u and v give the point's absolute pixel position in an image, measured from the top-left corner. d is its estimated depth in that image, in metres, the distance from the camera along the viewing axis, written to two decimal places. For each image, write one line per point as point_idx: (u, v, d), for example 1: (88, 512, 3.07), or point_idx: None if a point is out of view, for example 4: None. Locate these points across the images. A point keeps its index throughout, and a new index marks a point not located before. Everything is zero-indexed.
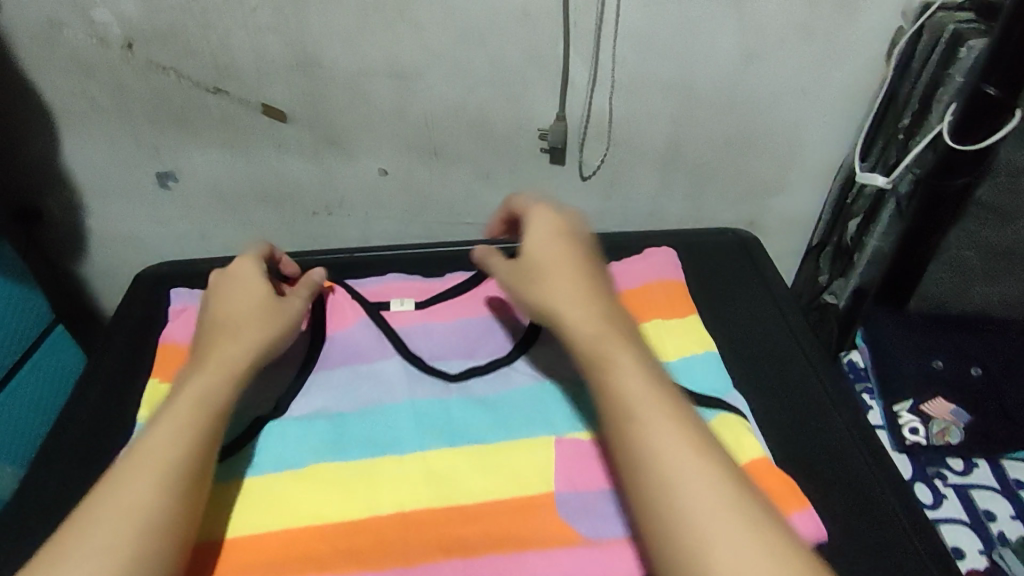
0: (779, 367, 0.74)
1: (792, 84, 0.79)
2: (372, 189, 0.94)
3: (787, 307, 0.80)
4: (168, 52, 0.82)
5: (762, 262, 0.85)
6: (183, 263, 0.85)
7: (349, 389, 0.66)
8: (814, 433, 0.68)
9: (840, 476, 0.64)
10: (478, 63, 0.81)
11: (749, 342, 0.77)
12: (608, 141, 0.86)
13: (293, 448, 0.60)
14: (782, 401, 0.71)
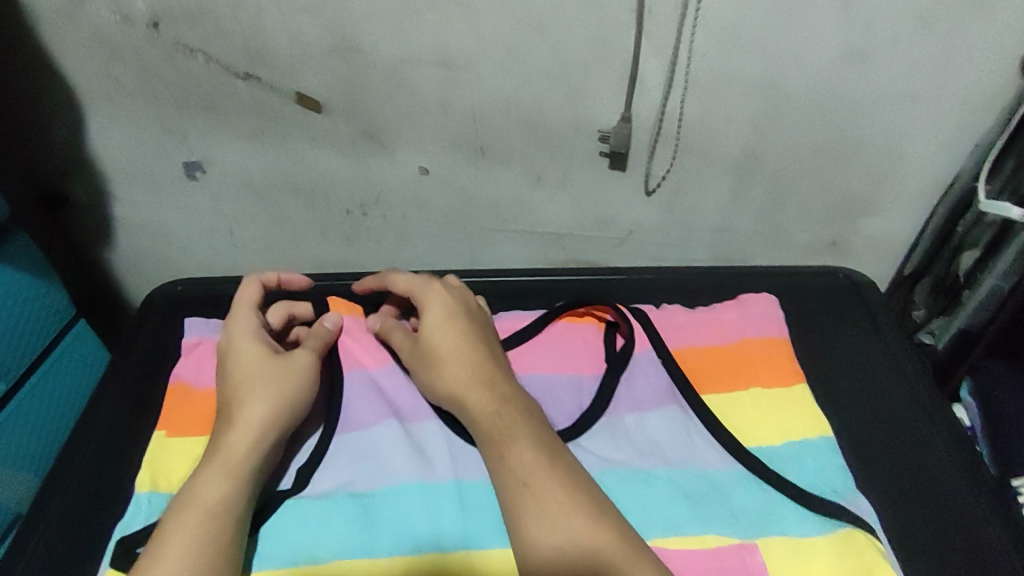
0: (887, 415, 0.68)
1: (901, 87, 0.67)
2: (412, 188, 0.87)
3: (898, 346, 0.73)
4: (196, 32, 0.75)
5: (874, 302, 0.77)
6: (204, 283, 0.81)
7: (381, 460, 0.59)
8: (930, 488, 0.62)
9: (962, 539, 0.59)
10: (535, 52, 0.71)
11: (855, 383, 0.71)
12: (677, 145, 0.75)
13: (323, 527, 0.54)
14: (891, 454, 0.65)
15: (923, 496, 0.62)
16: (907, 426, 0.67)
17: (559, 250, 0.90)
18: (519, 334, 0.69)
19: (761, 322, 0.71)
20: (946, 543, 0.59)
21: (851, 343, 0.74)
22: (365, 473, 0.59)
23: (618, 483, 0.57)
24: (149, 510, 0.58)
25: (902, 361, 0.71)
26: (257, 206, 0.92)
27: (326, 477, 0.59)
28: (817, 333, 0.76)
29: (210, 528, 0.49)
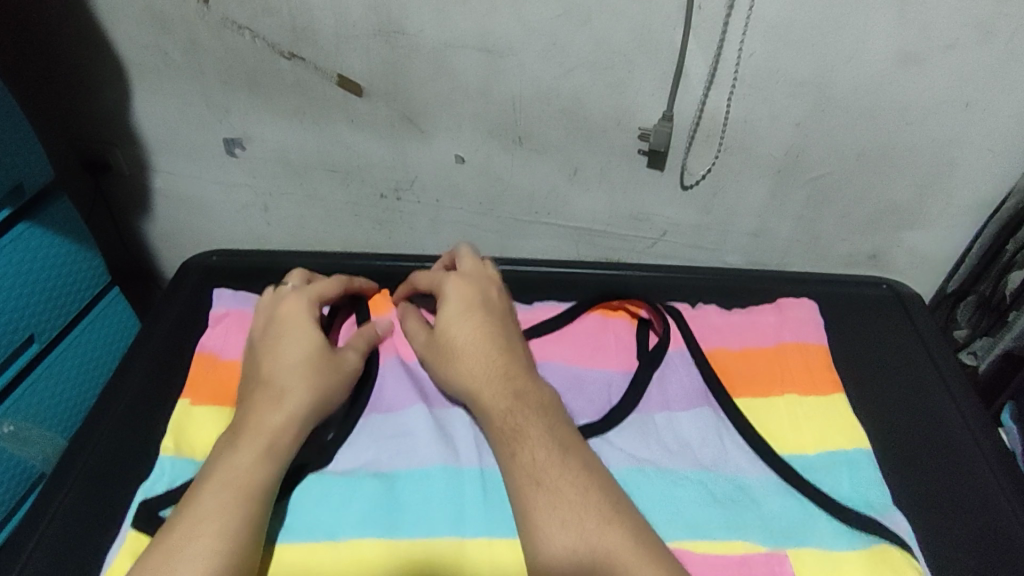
0: (929, 436, 0.66)
1: (955, 96, 0.65)
2: (447, 174, 0.87)
3: (943, 362, 0.70)
4: (244, 9, 0.75)
5: (918, 317, 0.74)
6: (241, 255, 0.82)
7: (404, 444, 0.59)
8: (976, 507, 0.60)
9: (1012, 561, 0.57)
10: (578, 43, 0.70)
11: (895, 399, 0.69)
12: (720, 144, 0.74)
13: (346, 499, 0.55)
14: (933, 471, 0.63)
15: (966, 504, 0.61)
16: (949, 437, 0.65)
17: (590, 245, 0.90)
18: (554, 322, 0.69)
19: (799, 328, 0.70)
20: (986, 554, 0.57)
21: (892, 351, 0.73)
22: (390, 452, 0.59)
23: (647, 479, 0.57)
24: (171, 473, 0.59)
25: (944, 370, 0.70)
26: (293, 184, 0.93)
27: (350, 454, 0.60)
28: (860, 340, 0.74)
29: (241, 502, 0.49)
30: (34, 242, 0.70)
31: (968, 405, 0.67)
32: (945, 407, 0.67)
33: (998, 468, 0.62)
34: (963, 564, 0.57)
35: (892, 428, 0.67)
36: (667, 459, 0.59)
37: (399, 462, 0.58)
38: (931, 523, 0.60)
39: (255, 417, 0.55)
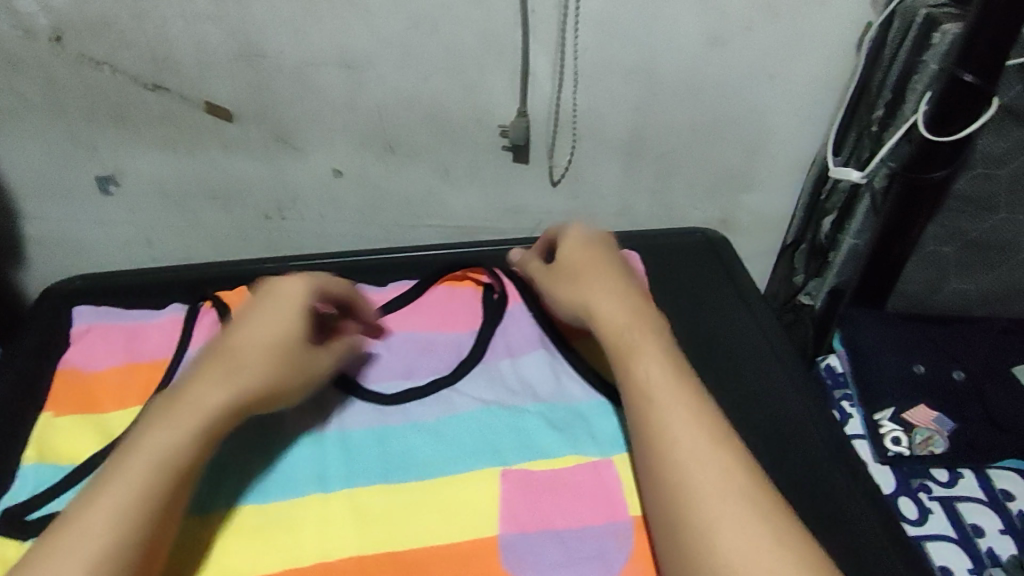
0: (737, 361, 0.67)
1: (760, 69, 0.74)
2: (326, 187, 0.90)
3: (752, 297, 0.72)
4: (100, 44, 0.76)
5: (730, 260, 0.76)
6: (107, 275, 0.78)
7: (228, 424, 0.55)
8: (770, 418, 0.62)
9: (799, 462, 0.59)
10: (431, 51, 0.75)
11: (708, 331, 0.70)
12: (574, 134, 0.81)
13: (209, 478, 0.52)
14: (732, 393, 0.64)
15: (762, 415, 0.62)
16: (755, 358, 0.67)
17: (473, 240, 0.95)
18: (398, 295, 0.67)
19: (619, 274, 0.71)
20: (799, 465, 0.58)
21: (708, 293, 0.74)
22: (256, 432, 0.55)
23: (464, 423, 0.56)
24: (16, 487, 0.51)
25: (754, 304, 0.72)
26: (174, 213, 0.94)
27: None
28: (673, 288, 0.74)
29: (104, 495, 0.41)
30: None
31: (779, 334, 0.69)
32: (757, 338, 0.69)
33: (792, 379, 0.65)
34: (776, 485, 0.57)
35: (707, 363, 0.66)
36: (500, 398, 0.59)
37: (268, 436, 0.55)
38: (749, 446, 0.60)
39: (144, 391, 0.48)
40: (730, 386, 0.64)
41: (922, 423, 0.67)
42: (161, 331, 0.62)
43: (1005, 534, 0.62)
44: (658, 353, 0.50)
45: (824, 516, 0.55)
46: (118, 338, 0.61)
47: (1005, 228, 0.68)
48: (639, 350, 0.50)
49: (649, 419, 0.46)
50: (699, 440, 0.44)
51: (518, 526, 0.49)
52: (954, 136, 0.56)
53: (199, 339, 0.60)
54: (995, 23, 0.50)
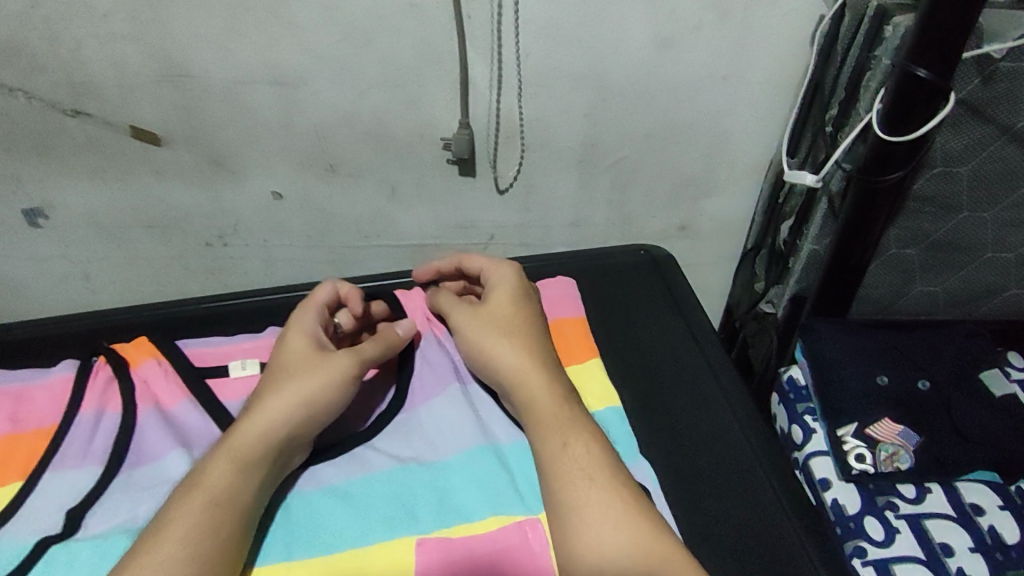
0: (682, 389, 0.62)
1: (711, 71, 0.71)
2: (268, 211, 0.85)
3: (695, 319, 0.68)
4: (11, 70, 0.71)
5: (675, 282, 0.72)
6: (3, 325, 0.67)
7: (102, 498, 0.49)
8: (713, 448, 0.58)
9: (742, 498, 0.54)
10: (366, 64, 0.71)
11: (650, 356, 0.65)
12: (522, 145, 0.77)
13: (90, 559, 0.45)
14: (674, 424, 0.60)
15: (707, 444, 0.58)
16: (697, 383, 0.63)
17: (426, 259, 0.91)
18: None
19: (555, 303, 0.66)
20: (742, 502, 0.54)
21: (650, 315, 0.70)
22: (150, 501, 0.49)
23: (386, 480, 0.52)
24: None
25: (696, 325, 0.68)
26: (109, 245, 0.88)
27: (102, 510, 0.48)
28: (614, 309, 0.70)
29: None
30: None
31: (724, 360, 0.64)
32: (700, 366, 0.64)
33: (738, 402, 0.61)
34: (718, 527, 0.52)
35: (646, 392, 0.62)
36: (419, 452, 0.54)
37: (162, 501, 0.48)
38: (689, 483, 0.55)
39: (222, 472, 0.46)
40: (670, 419, 0.60)
41: (887, 437, 0.62)
42: (49, 393, 0.54)
43: (975, 551, 0.59)
44: (586, 437, 0.50)
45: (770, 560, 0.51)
46: (2, 402, 0.53)
47: (971, 227, 0.65)
48: (569, 429, 0.50)
49: (566, 497, 0.47)
50: (613, 510, 0.46)
51: None
52: (907, 135, 0.53)
53: (91, 402, 0.53)
54: (950, 17, 0.47)
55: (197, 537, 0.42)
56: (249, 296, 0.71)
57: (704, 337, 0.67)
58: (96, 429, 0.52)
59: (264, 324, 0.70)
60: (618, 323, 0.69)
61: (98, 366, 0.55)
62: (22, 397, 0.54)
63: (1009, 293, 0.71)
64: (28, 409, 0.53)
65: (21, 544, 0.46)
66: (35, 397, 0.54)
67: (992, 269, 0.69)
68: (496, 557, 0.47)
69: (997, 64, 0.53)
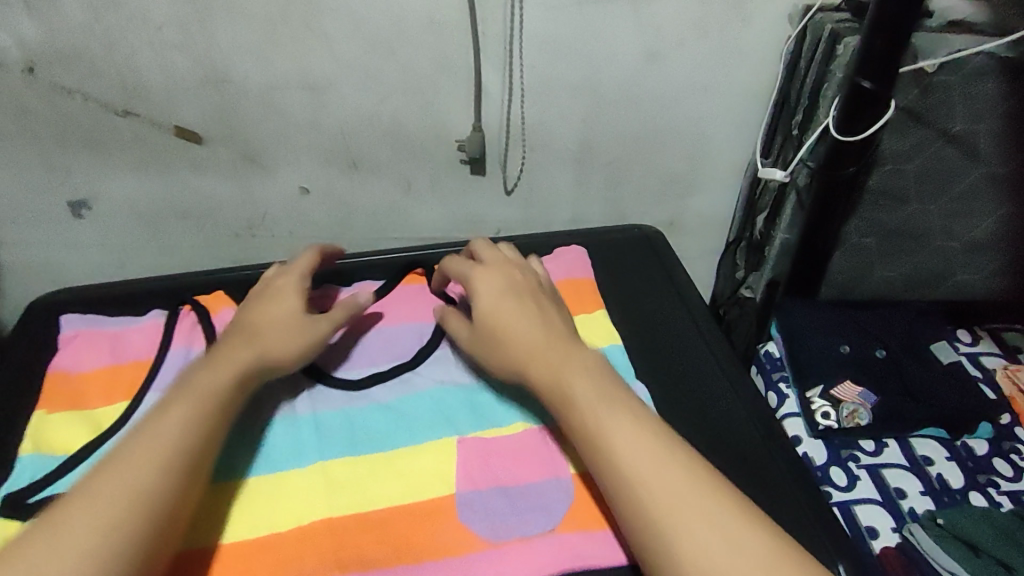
0: (672, 345, 0.72)
1: (693, 82, 0.80)
2: (294, 205, 0.94)
3: (685, 288, 0.78)
4: (72, 74, 0.80)
5: (667, 258, 0.82)
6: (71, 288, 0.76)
7: None
8: (700, 397, 0.67)
9: (727, 436, 0.64)
10: (389, 73, 0.80)
11: (649, 320, 0.75)
12: (526, 146, 0.86)
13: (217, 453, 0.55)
14: (671, 371, 0.69)
15: (699, 391, 0.67)
16: (687, 345, 0.72)
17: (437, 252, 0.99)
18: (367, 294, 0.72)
19: (569, 266, 0.76)
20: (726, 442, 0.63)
21: (646, 286, 0.79)
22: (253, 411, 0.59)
23: (427, 398, 0.62)
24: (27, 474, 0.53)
25: (686, 295, 0.78)
26: (146, 236, 0.96)
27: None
28: (614, 282, 0.79)
29: (157, 497, 0.44)
30: None
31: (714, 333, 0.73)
32: (688, 330, 0.74)
33: (723, 356, 0.71)
34: (704, 457, 0.62)
35: (645, 354, 0.71)
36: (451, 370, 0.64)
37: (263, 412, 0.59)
38: (684, 428, 0.64)
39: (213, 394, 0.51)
40: (667, 368, 0.69)
41: (848, 397, 0.72)
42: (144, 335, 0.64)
43: (925, 495, 0.67)
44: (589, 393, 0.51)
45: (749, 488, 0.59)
46: (103, 340, 0.63)
47: (919, 219, 0.75)
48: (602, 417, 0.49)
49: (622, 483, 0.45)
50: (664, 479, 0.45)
51: (472, 485, 0.55)
52: (858, 135, 0.63)
53: (181, 339, 0.63)
54: (883, 37, 0.57)
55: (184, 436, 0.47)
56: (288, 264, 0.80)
57: (693, 306, 0.76)
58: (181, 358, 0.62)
59: None
60: (620, 295, 0.77)
61: (185, 314, 0.66)
62: (118, 337, 0.63)
63: (957, 279, 0.80)
64: (123, 346, 0.63)
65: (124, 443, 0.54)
66: (130, 339, 0.64)
67: (942, 255, 0.78)
68: (522, 453, 0.57)
69: (931, 77, 0.63)
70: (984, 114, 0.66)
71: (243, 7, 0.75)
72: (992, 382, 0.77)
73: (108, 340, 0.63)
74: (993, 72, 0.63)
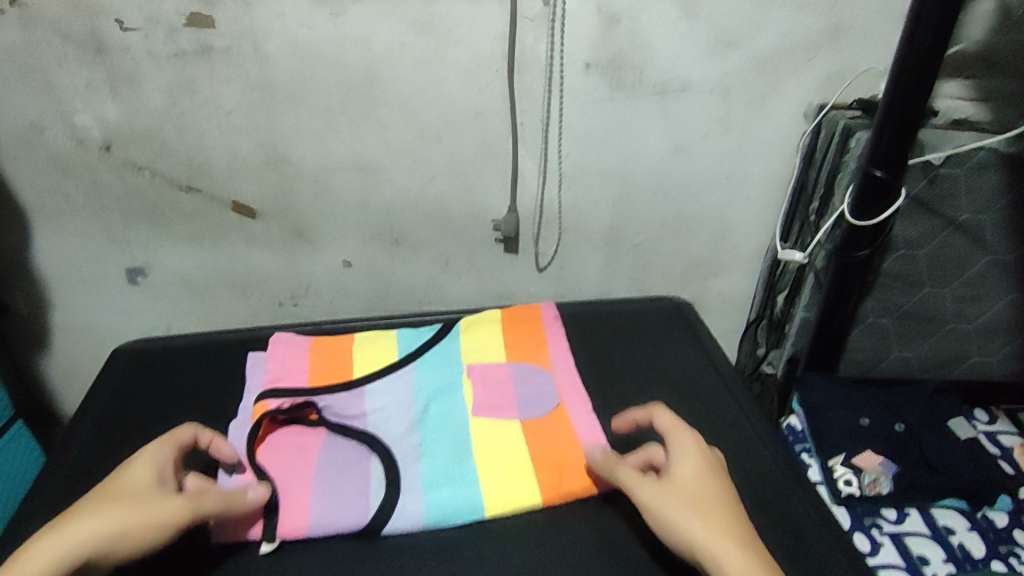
0: (709, 405, 0.77)
1: (716, 172, 0.87)
2: (338, 277, 0.97)
3: (717, 358, 0.83)
4: (145, 152, 0.85)
5: (696, 327, 0.87)
6: (156, 340, 0.87)
7: None
8: (745, 464, 0.70)
9: (769, 498, 0.66)
10: (435, 158, 0.86)
11: (686, 382, 0.80)
12: (558, 228, 0.91)
13: (447, 482, 0.64)
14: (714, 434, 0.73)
15: (740, 454, 0.71)
16: (728, 415, 0.76)
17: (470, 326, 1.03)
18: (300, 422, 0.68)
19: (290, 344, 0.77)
20: (758, 505, 0.66)
21: (677, 353, 0.84)
22: (393, 410, 0.71)
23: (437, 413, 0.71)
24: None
25: (721, 365, 0.82)
26: (193, 303, 0.99)
27: (405, 506, 0.62)
28: (642, 356, 0.83)
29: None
30: (16, 440, 0.88)
31: (748, 404, 0.77)
32: (726, 400, 0.77)
33: (753, 413, 0.76)
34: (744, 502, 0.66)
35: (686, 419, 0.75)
36: (375, 385, 0.73)
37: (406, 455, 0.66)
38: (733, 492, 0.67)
39: (110, 509, 0.52)
40: (707, 428, 0.74)
41: (870, 466, 0.76)
42: (317, 436, 0.67)
43: (947, 562, 0.70)
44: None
45: (778, 543, 0.62)
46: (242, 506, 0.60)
47: (933, 301, 0.79)
48: None
49: None
50: None
51: None
52: (870, 220, 0.70)
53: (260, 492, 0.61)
54: (892, 132, 0.65)
55: (112, 529, 0.51)
56: (347, 323, 0.89)
57: (726, 376, 0.81)
58: (330, 403, 0.71)
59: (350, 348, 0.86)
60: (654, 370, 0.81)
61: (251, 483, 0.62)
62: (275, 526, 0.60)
63: (971, 361, 0.84)
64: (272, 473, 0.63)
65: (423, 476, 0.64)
66: (309, 443, 0.66)
67: (960, 338, 0.82)
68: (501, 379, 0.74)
69: (937, 169, 0.71)
70: (989, 206, 0.72)
71: (307, 96, 0.81)
72: (1011, 459, 0.78)
73: (277, 456, 0.65)
74: (995, 166, 0.70)
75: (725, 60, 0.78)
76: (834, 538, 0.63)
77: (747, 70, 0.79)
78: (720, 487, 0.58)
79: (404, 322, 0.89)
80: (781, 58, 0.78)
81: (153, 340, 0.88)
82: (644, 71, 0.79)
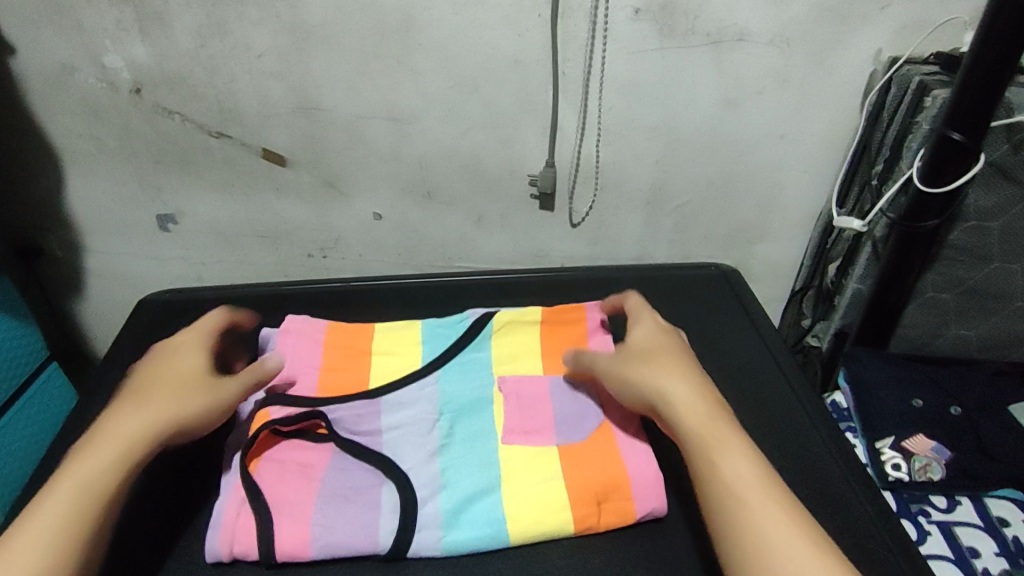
0: (754, 376, 0.73)
1: (770, 130, 0.81)
2: (368, 230, 0.94)
3: (767, 330, 0.79)
4: (175, 96, 0.82)
5: (748, 300, 0.83)
6: (184, 291, 0.86)
7: None
8: (788, 439, 0.67)
9: (810, 476, 0.63)
10: (471, 108, 0.81)
11: (730, 354, 0.76)
12: (597, 186, 0.87)
13: (473, 518, 0.59)
14: (757, 407, 0.70)
15: (782, 430, 0.68)
16: (772, 388, 0.72)
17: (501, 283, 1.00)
18: (307, 454, 0.62)
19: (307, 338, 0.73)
20: (797, 484, 0.63)
21: (723, 324, 0.80)
22: (413, 425, 0.65)
23: (459, 442, 0.64)
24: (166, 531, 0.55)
25: (766, 334, 0.78)
26: (224, 252, 0.98)
27: (425, 535, 0.57)
28: (685, 323, 0.81)
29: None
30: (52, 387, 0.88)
31: (796, 376, 0.73)
32: (772, 372, 0.74)
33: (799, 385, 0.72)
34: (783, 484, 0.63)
35: (728, 393, 0.71)
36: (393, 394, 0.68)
37: (424, 482, 0.61)
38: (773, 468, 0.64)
39: (103, 457, 0.52)
40: (750, 400, 0.71)
41: (921, 450, 0.71)
42: (324, 454, 0.63)
43: (999, 556, 0.66)
44: (740, 449, 0.52)
45: (821, 522, 0.60)
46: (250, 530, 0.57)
47: (1002, 278, 0.74)
48: None
49: None
50: None
51: None
52: (943, 188, 0.64)
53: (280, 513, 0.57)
54: (977, 92, 0.59)
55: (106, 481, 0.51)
56: (376, 284, 0.87)
57: (775, 348, 0.77)
58: (341, 417, 0.66)
59: (382, 303, 0.85)
60: (700, 333, 0.79)
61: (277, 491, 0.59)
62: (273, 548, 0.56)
63: None
64: (273, 496, 0.59)
65: (445, 507, 0.59)
66: (313, 473, 0.61)
67: None
68: (531, 402, 0.67)
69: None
70: None
71: (339, 40, 0.77)
72: None
73: (276, 477, 0.60)
74: None
75: (789, 5, 0.72)
76: (883, 525, 0.59)
77: (812, 17, 0.72)
78: (676, 344, 0.64)
79: (432, 285, 0.86)
80: (851, 5, 0.71)
81: (182, 292, 0.87)
82: (698, 18, 0.73)
